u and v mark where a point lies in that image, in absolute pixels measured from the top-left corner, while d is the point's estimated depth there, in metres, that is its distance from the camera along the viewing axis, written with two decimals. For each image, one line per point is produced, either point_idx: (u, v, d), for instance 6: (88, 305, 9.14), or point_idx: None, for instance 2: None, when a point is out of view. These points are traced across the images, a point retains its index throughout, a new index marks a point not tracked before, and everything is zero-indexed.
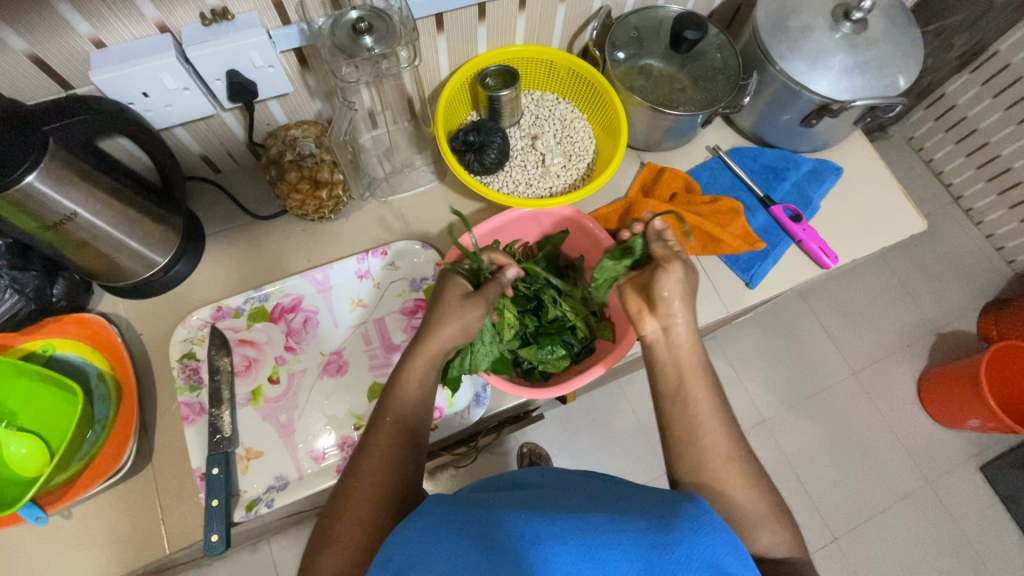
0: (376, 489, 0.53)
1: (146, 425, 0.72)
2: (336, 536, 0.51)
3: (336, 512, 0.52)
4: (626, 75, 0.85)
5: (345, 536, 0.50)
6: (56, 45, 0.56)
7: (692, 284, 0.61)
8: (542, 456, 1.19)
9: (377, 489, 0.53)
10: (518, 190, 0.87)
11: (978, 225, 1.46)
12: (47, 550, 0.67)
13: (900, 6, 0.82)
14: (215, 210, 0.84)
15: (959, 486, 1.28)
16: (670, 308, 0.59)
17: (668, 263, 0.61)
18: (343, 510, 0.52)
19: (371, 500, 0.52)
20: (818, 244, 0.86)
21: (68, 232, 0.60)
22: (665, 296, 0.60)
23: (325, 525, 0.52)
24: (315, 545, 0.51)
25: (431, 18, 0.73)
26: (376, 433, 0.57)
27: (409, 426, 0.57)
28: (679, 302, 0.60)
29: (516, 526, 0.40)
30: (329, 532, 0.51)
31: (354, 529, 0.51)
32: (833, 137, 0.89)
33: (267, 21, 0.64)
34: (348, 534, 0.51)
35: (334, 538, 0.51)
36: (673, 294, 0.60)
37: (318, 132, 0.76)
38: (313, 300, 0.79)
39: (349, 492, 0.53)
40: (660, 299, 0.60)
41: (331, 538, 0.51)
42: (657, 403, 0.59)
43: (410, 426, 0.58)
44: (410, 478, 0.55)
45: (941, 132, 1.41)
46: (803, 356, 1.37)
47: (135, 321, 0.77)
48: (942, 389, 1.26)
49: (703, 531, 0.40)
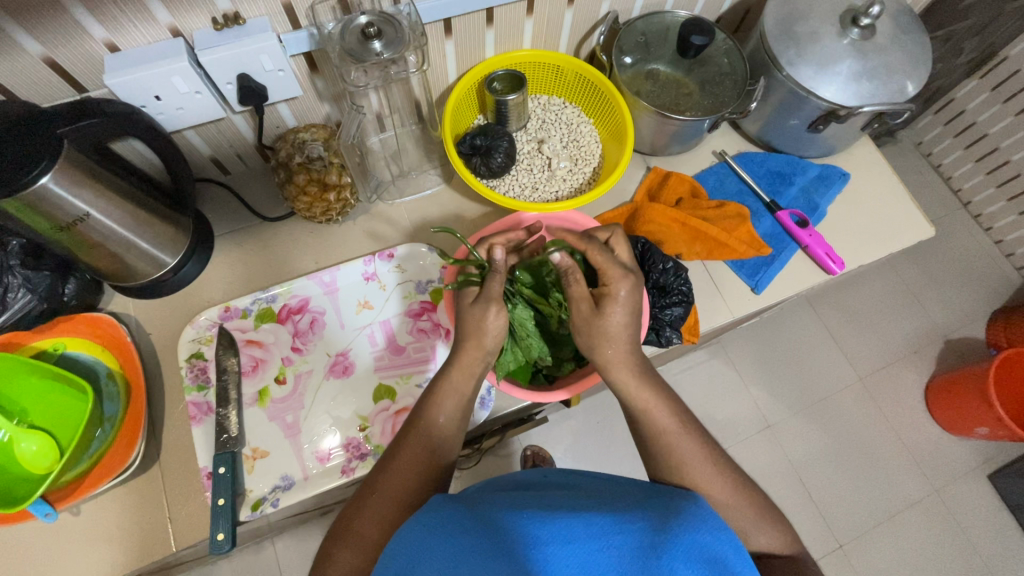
0: (402, 487, 0.55)
1: (154, 425, 0.73)
2: (355, 531, 0.52)
3: (360, 506, 0.54)
4: (633, 79, 0.86)
5: (358, 532, 0.52)
6: (72, 48, 0.57)
7: (617, 331, 0.59)
8: (546, 459, 1.19)
9: (394, 488, 0.54)
10: (525, 194, 0.88)
11: (988, 230, 1.45)
12: (56, 546, 0.67)
13: (908, 11, 0.81)
14: (224, 211, 0.85)
15: (967, 494, 1.27)
16: (594, 353, 0.60)
17: (577, 302, 0.60)
18: (365, 504, 0.54)
19: (391, 499, 0.54)
20: (825, 249, 0.86)
21: (80, 233, 0.61)
22: (586, 342, 0.60)
23: (340, 524, 0.54)
24: (329, 542, 0.53)
25: (440, 24, 0.73)
26: (407, 433, 0.58)
27: (416, 427, 0.59)
28: (602, 345, 0.59)
29: (519, 524, 0.40)
30: (350, 526, 0.53)
31: (375, 525, 0.52)
32: (841, 142, 0.89)
33: (277, 25, 0.65)
34: (369, 531, 0.52)
35: (354, 533, 0.52)
36: (595, 333, 0.59)
37: (327, 134, 0.77)
38: (320, 301, 0.80)
39: (376, 488, 0.55)
40: (584, 342, 0.61)
41: (351, 532, 0.52)
42: (635, 423, 0.59)
43: (435, 433, 0.58)
44: (434, 479, 0.56)
45: (950, 137, 1.41)
46: (810, 362, 1.36)
47: (145, 321, 0.78)
48: (951, 396, 1.25)
49: (702, 528, 0.41)
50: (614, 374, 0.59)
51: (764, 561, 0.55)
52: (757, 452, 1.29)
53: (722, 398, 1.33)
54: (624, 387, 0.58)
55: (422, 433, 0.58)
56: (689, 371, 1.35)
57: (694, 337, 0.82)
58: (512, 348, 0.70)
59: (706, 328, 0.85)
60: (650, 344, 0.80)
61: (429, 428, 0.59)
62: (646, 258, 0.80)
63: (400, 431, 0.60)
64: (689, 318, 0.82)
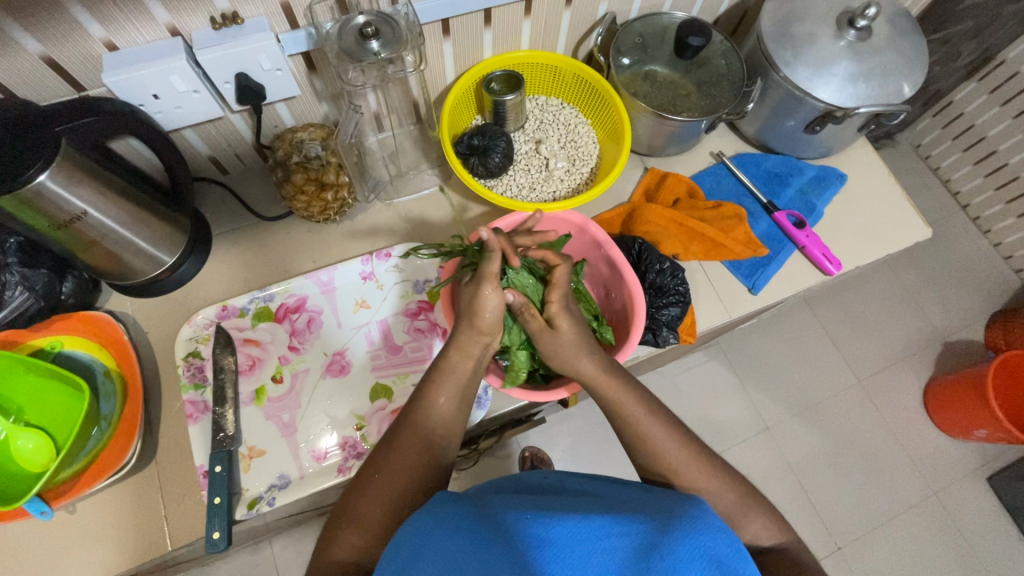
0: (405, 472, 0.54)
1: (149, 422, 0.73)
2: (358, 513, 0.52)
3: (362, 487, 0.54)
4: (630, 80, 0.87)
5: (364, 513, 0.52)
6: (70, 48, 0.58)
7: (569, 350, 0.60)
8: (544, 460, 1.19)
9: (400, 469, 0.54)
10: (522, 195, 0.88)
11: (986, 233, 1.45)
12: (51, 545, 0.67)
13: (905, 14, 0.82)
14: (223, 210, 0.85)
15: (965, 497, 1.27)
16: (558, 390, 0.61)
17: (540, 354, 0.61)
18: (368, 487, 0.54)
19: (394, 482, 0.54)
20: (822, 250, 0.86)
21: (77, 230, 0.61)
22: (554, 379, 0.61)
23: (343, 506, 0.54)
24: (333, 525, 0.53)
25: (437, 24, 0.74)
26: (411, 421, 0.58)
27: (426, 421, 0.58)
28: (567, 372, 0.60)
29: (523, 524, 0.40)
30: (352, 508, 0.53)
31: (374, 506, 0.53)
32: (838, 143, 0.89)
33: (276, 24, 0.65)
34: (371, 514, 0.52)
35: (354, 513, 0.52)
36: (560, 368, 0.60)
37: (325, 134, 0.77)
38: (317, 301, 0.80)
39: (376, 468, 0.55)
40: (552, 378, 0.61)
41: (354, 515, 0.52)
42: (621, 428, 0.60)
43: (433, 415, 0.58)
44: (433, 467, 0.56)
45: (948, 140, 1.41)
46: (807, 364, 1.36)
47: (142, 319, 0.78)
48: (949, 397, 1.25)
49: (704, 531, 0.40)
50: (596, 376, 0.60)
51: (756, 556, 0.55)
52: (754, 453, 1.29)
53: (720, 400, 1.32)
54: (620, 388, 0.59)
55: (421, 416, 0.58)
56: (688, 372, 1.35)
57: (691, 337, 0.82)
58: (510, 353, 0.71)
59: (703, 329, 0.85)
60: (646, 344, 0.80)
61: (427, 409, 0.58)
62: (643, 258, 0.81)
63: (402, 416, 0.59)
64: (686, 320, 0.81)
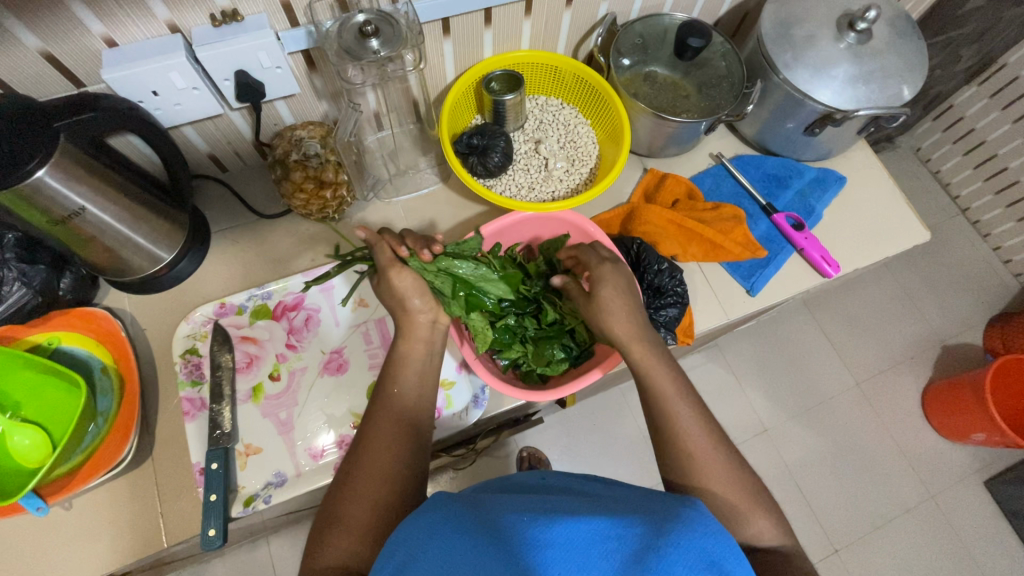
0: (384, 471, 0.54)
1: (146, 419, 0.73)
2: (344, 517, 0.52)
3: (344, 490, 0.54)
4: (630, 81, 0.87)
5: (351, 517, 0.52)
6: (70, 44, 0.57)
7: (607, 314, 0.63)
8: (542, 460, 1.19)
9: (377, 470, 0.54)
10: (521, 194, 0.88)
11: (985, 237, 1.45)
12: (47, 541, 0.67)
13: (905, 16, 0.82)
14: (222, 208, 0.85)
15: (963, 502, 1.27)
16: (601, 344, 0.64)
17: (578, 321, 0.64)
18: (352, 490, 0.53)
19: (373, 483, 0.54)
20: (820, 252, 0.86)
21: (75, 227, 0.61)
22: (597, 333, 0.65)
23: (328, 511, 0.53)
24: (320, 530, 0.52)
25: (437, 23, 0.74)
26: (383, 422, 0.58)
27: (405, 422, 0.58)
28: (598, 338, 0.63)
29: (518, 525, 0.40)
30: (338, 513, 0.53)
31: (361, 510, 0.52)
32: (836, 145, 0.89)
33: (276, 22, 0.65)
34: (358, 517, 0.52)
35: (340, 518, 0.52)
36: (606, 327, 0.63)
37: (323, 132, 0.77)
38: (314, 298, 0.80)
39: (353, 471, 0.55)
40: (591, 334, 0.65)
41: (340, 520, 0.52)
42: None
43: (413, 410, 0.60)
44: (411, 466, 0.56)
45: (949, 143, 1.41)
46: (806, 366, 1.36)
47: (140, 316, 0.78)
48: (947, 400, 1.25)
49: (698, 534, 0.40)
50: None
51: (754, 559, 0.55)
52: (752, 455, 1.28)
53: (718, 401, 1.32)
54: None
55: (394, 416, 0.58)
56: (686, 374, 1.34)
57: (688, 338, 0.82)
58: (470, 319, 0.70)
59: (701, 330, 0.85)
60: None
61: (400, 409, 0.59)
62: (642, 258, 0.80)
63: (368, 413, 0.60)
64: (684, 321, 0.81)
